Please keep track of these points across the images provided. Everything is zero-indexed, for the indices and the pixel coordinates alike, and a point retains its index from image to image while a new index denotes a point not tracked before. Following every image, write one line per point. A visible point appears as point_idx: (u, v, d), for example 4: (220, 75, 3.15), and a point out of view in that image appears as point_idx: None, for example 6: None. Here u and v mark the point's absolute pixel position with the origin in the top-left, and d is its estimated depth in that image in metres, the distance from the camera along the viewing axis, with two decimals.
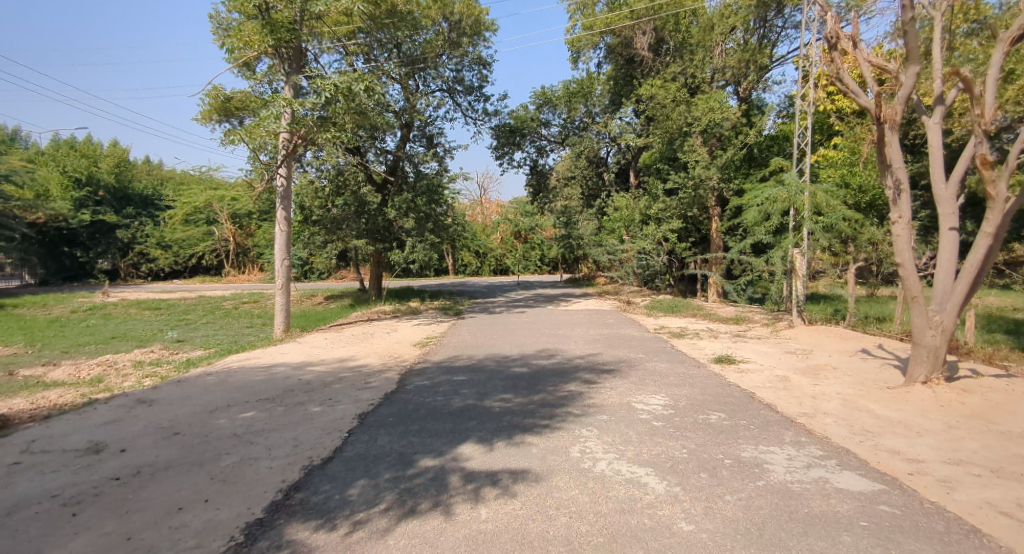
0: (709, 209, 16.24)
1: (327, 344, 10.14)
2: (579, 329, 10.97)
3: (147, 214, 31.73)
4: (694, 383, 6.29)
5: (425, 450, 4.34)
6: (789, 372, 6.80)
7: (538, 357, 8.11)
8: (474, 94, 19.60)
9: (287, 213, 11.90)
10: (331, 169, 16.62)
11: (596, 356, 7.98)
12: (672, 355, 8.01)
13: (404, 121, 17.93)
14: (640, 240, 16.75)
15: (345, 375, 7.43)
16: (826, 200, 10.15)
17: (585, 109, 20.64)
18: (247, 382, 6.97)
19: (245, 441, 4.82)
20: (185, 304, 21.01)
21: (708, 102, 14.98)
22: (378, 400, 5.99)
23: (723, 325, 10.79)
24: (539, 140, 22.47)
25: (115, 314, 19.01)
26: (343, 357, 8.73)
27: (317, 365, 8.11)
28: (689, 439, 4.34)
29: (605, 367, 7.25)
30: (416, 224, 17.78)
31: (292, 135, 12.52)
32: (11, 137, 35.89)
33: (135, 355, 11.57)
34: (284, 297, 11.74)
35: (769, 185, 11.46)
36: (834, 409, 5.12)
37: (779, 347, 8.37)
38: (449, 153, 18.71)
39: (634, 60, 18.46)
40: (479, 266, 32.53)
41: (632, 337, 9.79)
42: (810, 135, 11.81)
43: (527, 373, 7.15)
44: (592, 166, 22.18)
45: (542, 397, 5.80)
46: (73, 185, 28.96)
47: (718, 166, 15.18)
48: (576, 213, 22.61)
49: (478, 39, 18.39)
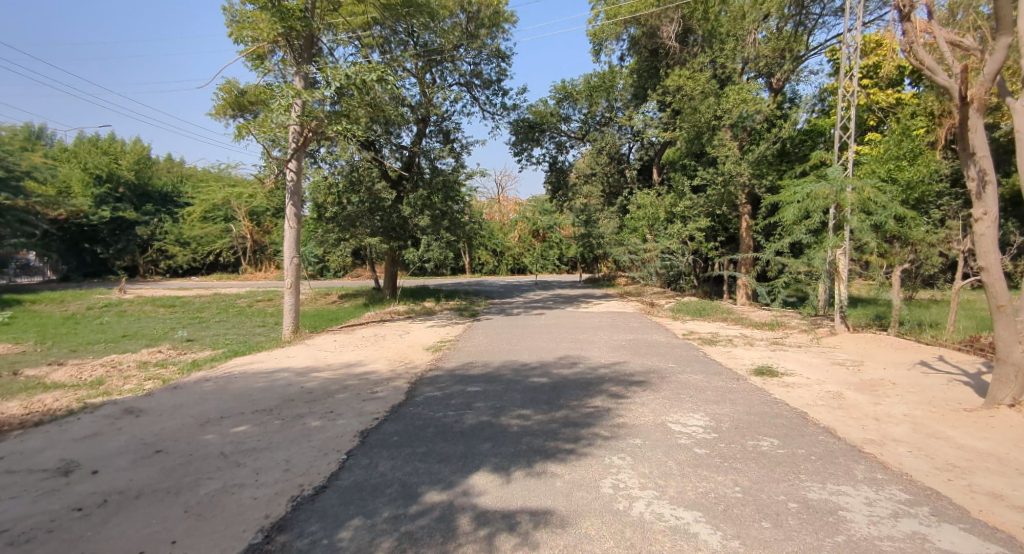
0: (738, 208, 15.42)
1: (336, 347, 9.64)
2: (602, 334, 10.32)
3: (167, 211, 31.82)
4: (735, 399, 5.62)
5: (432, 480, 3.76)
6: (842, 388, 6.08)
7: (559, 365, 7.50)
8: (492, 88, 19.05)
9: (297, 210, 11.47)
10: (345, 165, 16.17)
11: (622, 365, 7.34)
12: (706, 365, 7.33)
13: (420, 116, 17.44)
14: (665, 240, 16.03)
15: (351, 383, 6.90)
16: (875, 196, 9.39)
17: (607, 103, 19.92)
18: (246, 390, 6.46)
19: (232, 462, 4.29)
20: (200, 302, 20.83)
21: (740, 94, 14.14)
22: (383, 415, 5.43)
23: (758, 331, 10.05)
24: (559, 136, 21.76)
25: (130, 311, 18.83)
26: (351, 362, 8.20)
27: (322, 371, 7.59)
28: (741, 473, 3.69)
29: (633, 378, 6.60)
30: (431, 222, 17.36)
31: (303, 128, 11.79)
32: (37, 136, 36.28)
33: (142, 355, 11.21)
34: (294, 297, 11.28)
35: (809, 181, 10.62)
36: (906, 436, 4.42)
37: (824, 358, 7.62)
38: (466, 149, 18.18)
39: (659, 51, 17.74)
40: (496, 265, 31.90)
41: (659, 343, 9.10)
42: (853, 127, 10.99)
43: (547, 384, 6.54)
44: (614, 163, 21.45)
45: (565, 414, 5.19)
46: (94, 182, 29.06)
47: (750, 162, 14.37)
48: (596, 211, 21.94)
49: (497, 31, 17.80)
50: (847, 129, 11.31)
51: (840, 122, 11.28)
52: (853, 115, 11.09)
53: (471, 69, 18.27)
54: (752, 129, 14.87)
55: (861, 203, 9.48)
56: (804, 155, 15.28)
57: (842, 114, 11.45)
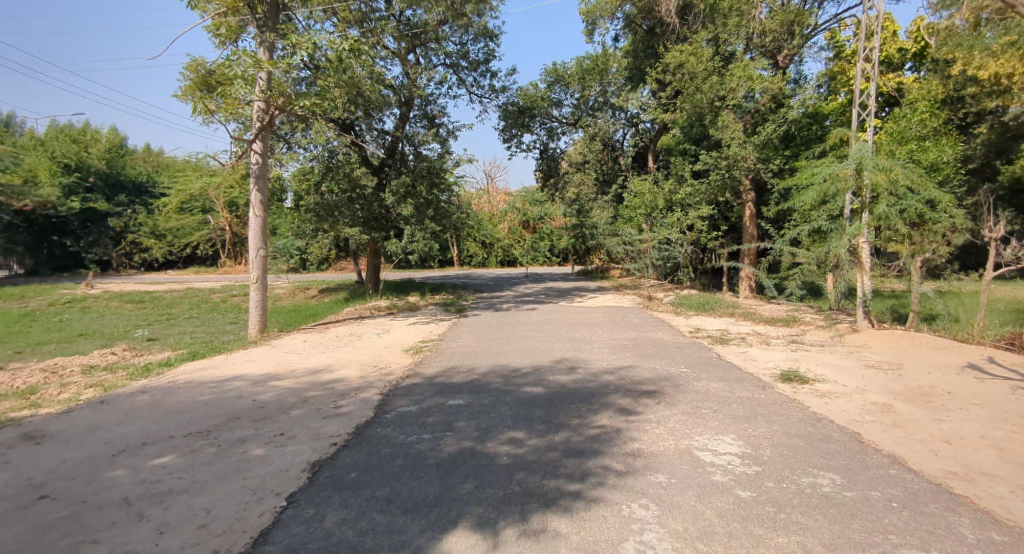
0: (743, 195, 14.54)
1: (304, 348, 8.62)
2: (601, 331, 9.40)
3: (141, 201, 30.38)
4: (767, 416, 4.70)
5: (393, 544, 2.79)
6: (889, 399, 5.19)
7: (555, 371, 6.57)
8: (480, 70, 17.99)
9: (264, 196, 10.26)
10: (323, 151, 15.07)
11: (627, 370, 6.43)
12: (724, 370, 6.42)
13: (403, 98, 16.30)
14: (663, 230, 15.12)
15: (312, 395, 5.89)
16: (905, 176, 8.56)
17: (601, 88, 18.97)
18: (184, 405, 5.40)
19: (133, 511, 3.26)
20: (170, 297, 19.56)
21: (746, 70, 13.27)
22: (344, 440, 4.44)
23: (771, 328, 9.18)
24: (550, 121, 20.74)
25: (94, 308, 17.55)
26: (318, 368, 7.20)
27: (282, 379, 6.56)
28: (809, 531, 2.76)
29: (642, 387, 5.70)
30: (415, 211, 16.32)
31: (268, 105, 10.33)
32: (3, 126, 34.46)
33: (91, 358, 10.07)
34: (260, 292, 10.22)
35: (828, 161, 9.72)
36: (996, 468, 3.53)
37: (855, 361, 6.76)
38: (453, 134, 17.17)
39: (657, 28, 16.77)
40: (485, 258, 30.82)
41: (666, 343, 8.20)
42: (874, 103, 10.14)
43: (542, 396, 5.60)
44: (607, 150, 20.51)
45: (566, 437, 4.25)
46: (62, 171, 27.35)
47: (756, 144, 13.47)
48: (589, 201, 20.95)
49: (484, 8, 16.74)
50: (866, 106, 10.47)
51: (859, 99, 10.45)
52: (873, 90, 10.25)
53: (456, 49, 17.26)
54: (756, 110, 14.03)
55: (889, 185, 8.66)
56: (810, 139, 14.46)
57: (860, 90, 10.63)
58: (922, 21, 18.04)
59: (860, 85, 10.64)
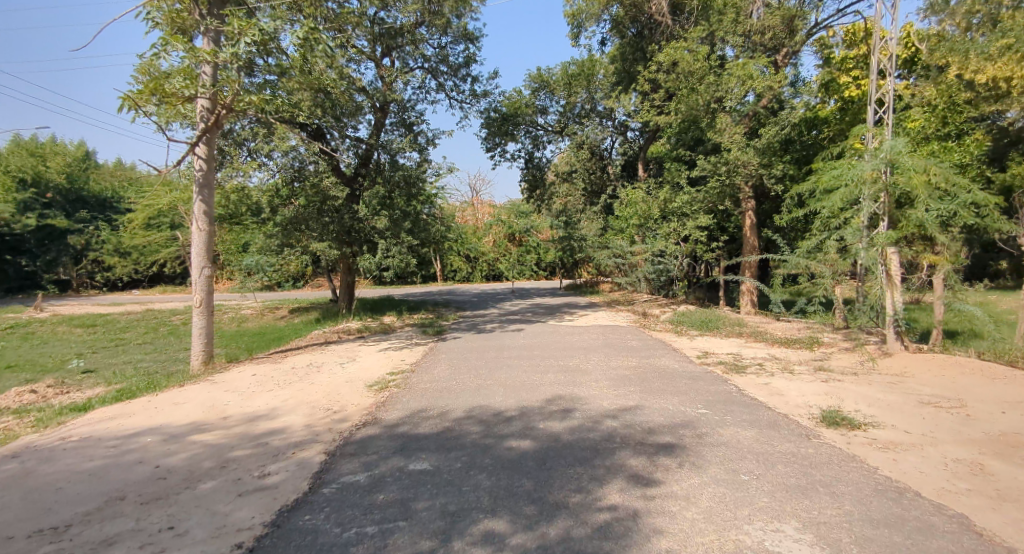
0: (743, 202, 13.66)
1: (251, 385, 7.33)
2: (597, 358, 8.26)
3: (104, 217, 28.71)
4: (829, 487, 3.53)
5: None
6: (975, 454, 4.06)
7: (546, 416, 5.40)
8: (461, 75, 16.95)
9: (209, 208, 8.78)
10: (293, 163, 13.88)
11: (635, 415, 5.26)
12: (751, 412, 5.27)
13: (377, 104, 15.17)
14: (657, 241, 14.06)
15: (240, 456, 4.62)
16: (942, 177, 7.61)
17: (587, 94, 18.05)
18: (58, 478, 4.08)
19: None
20: (126, 320, 17.97)
21: (746, 68, 12.37)
22: (254, 537, 3.17)
23: (790, 351, 8.05)
24: (535, 129, 19.69)
25: (38, 333, 15.95)
26: (257, 414, 5.89)
27: (207, 432, 5.25)
28: None
29: (656, 443, 4.53)
30: (391, 224, 15.12)
31: (213, 101, 8.83)
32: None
33: (5, 398, 8.62)
34: (204, 318, 8.83)
35: (845, 160, 8.79)
36: None
37: (906, 395, 5.66)
38: (432, 142, 16.04)
39: (653, 25, 15.96)
40: (470, 272, 29.57)
41: (673, 373, 7.07)
42: (893, 99, 9.21)
43: (532, 454, 4.42)
44: (595, 159, 19.53)
45: (566, 532, 3.06)
46: (17, 186, 25.57)
47: (758, 148, 12.57)
48: (577, 212, 19.67)
49: (464, 9, 15.73)
50: (883, 103, 9.54)
51: (875, 95, 9.50)
52: (889, 84, 9.27)
53: (435, 53, 16.24)
54: (755, 112, 13.16)
55: (924, 187, 7.70)
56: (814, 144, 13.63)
57: (874, 84, 9.66)
58: (912, 26, 17.14)
59: (876, 75, 9.65)
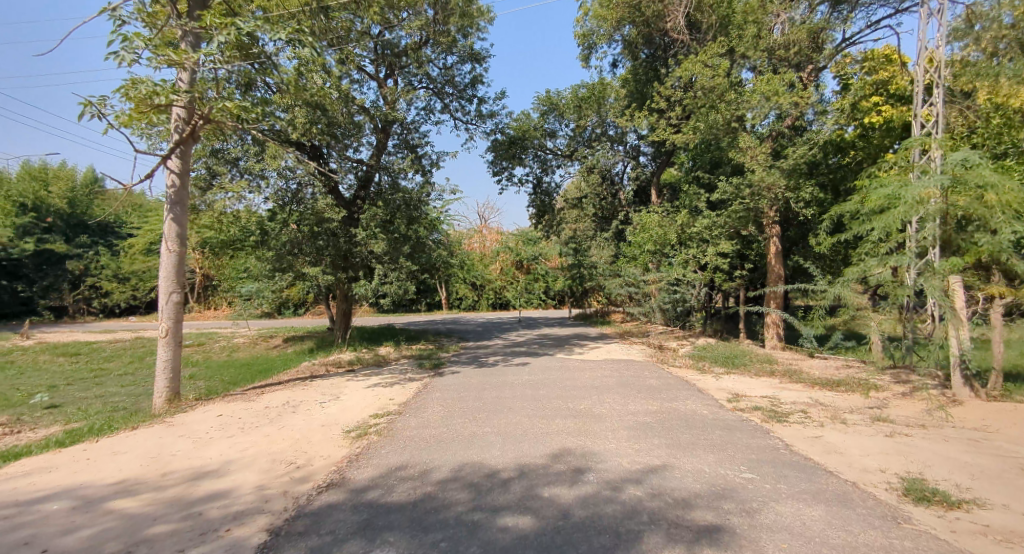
0: (767, 228, 12.71)
1: (213, 429, 6.33)
2: (612, 400, 7.19)
3: (105, 243, 28.12)
4: None
5: None
6: None
7: (554, 480, 4.37)
8: (467, 96, 16.33)
9: (181, 228, 7.93)
10: (288, 186, 13.22)
11: (665, 483, 4.20)
12: (810, 480, 4.19)
13: (379, 123, 14.46)
14: (674, 268, 13.07)
15: (160, 533, 3.61)
16: (1015, 196, 6.64)
17: (598, 118, 17.30)
18: None
19: None
20: (113, 348, 17.06)
21: (772, 84, 11.51)
22: None
23: (835, 395, 6.95)
24: (544, 153, 18.90)
25: (17, 362, 15.08)
26: (203, 469, 4.88)
27: (134, 496, 4.25)
28: None
29: (694, 525, 3.49)
30: (389, 248, 14.25)
31: (190, 111, 8.00)
32: None
33: None
34: (170, 350, 7.87)
35: (893, 178, 7.85)
36: None
37: (1006, 458, 4.52)
38: (436, 165, 15.32)
39: (669, 44, 15.33)
40: (476, 300, 28.45)
41: (703, 422, 6.01)
42: (941, 112, 8.34)
43: (533, 538, 3.38)
44: (606, 184, 18.72)
45: None
46: (17, 211, 25.22)
47: (784, 170, 11.66)
48: (587, 238, 18.75)
49: (470, 29, 15.18)
50: (929, 118, 8.67)
51: (920, 109, 8.60)
52: (937, 98, 8.34)
53: (440, 74, 15.66)
54: (776, 132, 12.35)
55: (991, 208, 6.75)
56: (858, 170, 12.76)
57: (919, 97, 8.75)
58: None
59: (918, 88, 8.75)
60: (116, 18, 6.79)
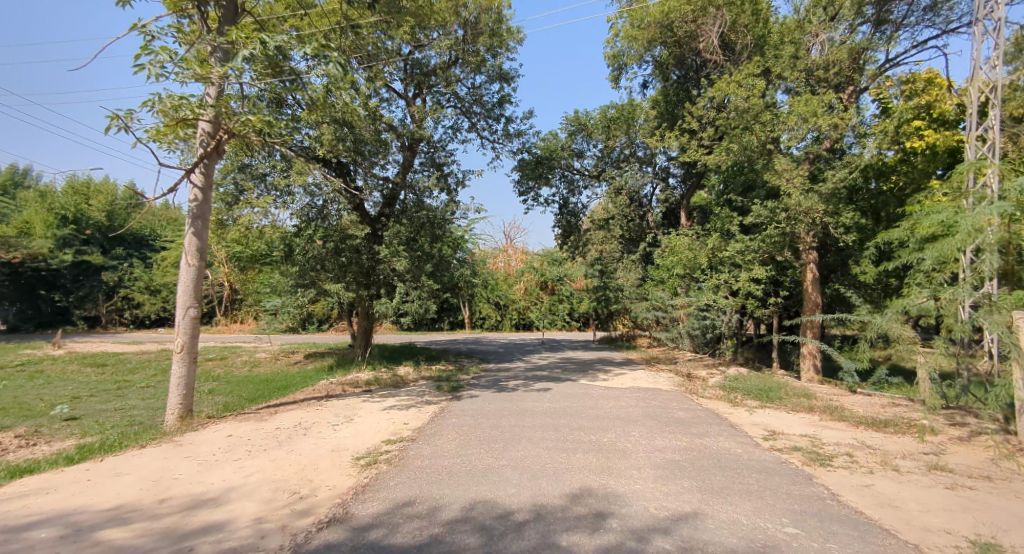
0: (803, 253, 12.14)
1: (221, 451, 6.11)
2: (638, 434, 6.74)
3: (140, 255, 28.86)
4: None
5: None
6: None
7: (573, 526, 3.98)
8: (495, 115, 16.26)
9: (201, 242, 7.86)
10: (314, 202, 13.23)
11: (696, 536, 3.77)
12: (864, 540, 3.70)
13: (406, 141, 14.45)
14: (704, 294, 12.55)
15: None
16: None
17: (627, 138, 17.01)
18: None
19: None
20: (139, 360, 17.23)
21: (810, 104, 11.07)
22: None
23: (884, 438, 6.37)
24: (571, 173, 18.67)
25: (46, 371, 15.33)
26: (202, 497, 4.63)
27: (127, 525, 4.02)
28: None
29: None
30: (412, 266, 14.09)
31: (216, 126, 7.99)
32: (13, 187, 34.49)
33: None
34: (184, 367, 7.74)
35: (946, 203, 7.34)
36: None
37: None
38: (462, 183, 15.22)
39: (701, 64, 15.04)
40: (499, 320, 28.09)
41: (738, 463, 5.52)
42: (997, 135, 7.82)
43: None
44: (633, 205, 18.33)
45: None
46: (58, 223, 26.19)
47: (823, 194, 11.14)
48: (613, 260, 18.33)
49: (500, 49, 15.08)
50: (985, 141, 8.14)
51: (974, 132, 8.09)
52: (994, 120, 7.82)
53: (469, 93, 15.67)
54: (814, 155, 11.86)
55: None
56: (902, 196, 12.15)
57: (973, 119, 8.24)
58: None
59: (972, 109, 8.24)
60: (146, 32, 6.79)
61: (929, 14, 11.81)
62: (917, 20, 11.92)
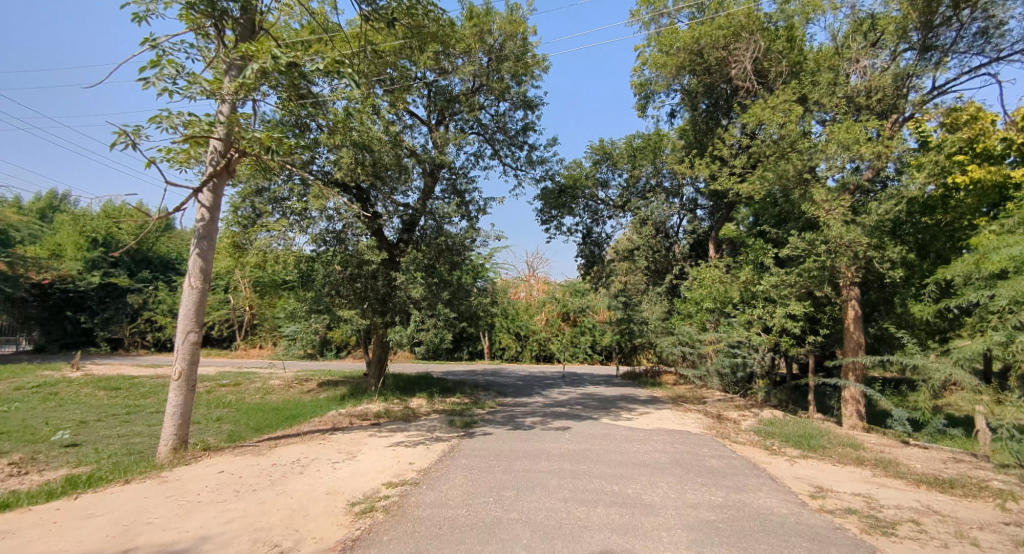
0: (844, 289, 11.33)
1: (207, 490, 5.61)
2: (665, 485, 6.02)
3: (165, 278, 29.10)
4: None
5: None
6: None
7: None
8: (518, 142, 15.96)
9: (205, 263, 7.55)
10: (331, 227, 12.99)
11: None
12: None
13: (427, 167, 14.22)
14: (736, 330, 11.79)
15: None
16: None
17: (654, 168, 16.52)
18: None
19: None
20: (152, 384, 16.98)
21: (850, 131, 10.47)
22: None
23: (951, 502, 5.54)
24: (595, 203, 18.21)
25: (60, 393, 15.16)
26: (169, 549, 4.10)
27: None
28: None
29: None
30: (429, 294, 13.65)
31: (228, 144, 7.75)
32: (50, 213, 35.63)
33: None
34: (181, 395, 7.32)
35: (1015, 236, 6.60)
36: None
37: None
38: (483, 211, 14.87)
39: (732, 93, 14.56)
40: (518, 352, 27.24)
41: (784, 527, 4.78)
42: None
43: None
44: (659, 236, 17.68)
45: None
46: (89, 245, 26.77)
47: (865, 226, 10.44)
48: (638, 292, 17.63)
49: (524, 76, 14.86)
50: None
51: None
52: None
53: (492, 120, 15.45)
54: (854, 185, 11.18)
55: None
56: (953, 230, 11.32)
57: None
58: None
59: None
60: (154, 43, 6.60)
61: (978, 40, 11.21)
62: (966, 47, 11.31)
